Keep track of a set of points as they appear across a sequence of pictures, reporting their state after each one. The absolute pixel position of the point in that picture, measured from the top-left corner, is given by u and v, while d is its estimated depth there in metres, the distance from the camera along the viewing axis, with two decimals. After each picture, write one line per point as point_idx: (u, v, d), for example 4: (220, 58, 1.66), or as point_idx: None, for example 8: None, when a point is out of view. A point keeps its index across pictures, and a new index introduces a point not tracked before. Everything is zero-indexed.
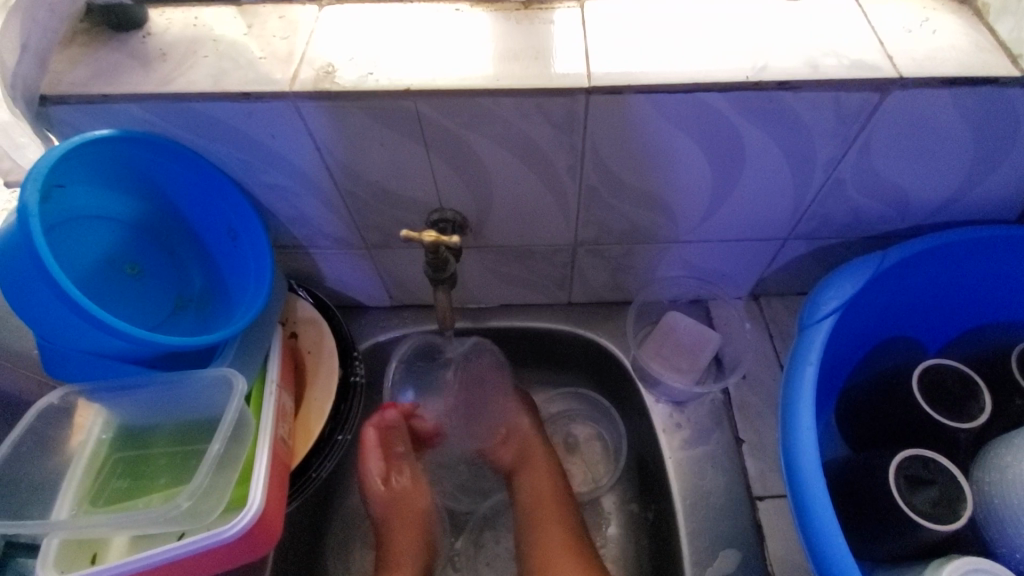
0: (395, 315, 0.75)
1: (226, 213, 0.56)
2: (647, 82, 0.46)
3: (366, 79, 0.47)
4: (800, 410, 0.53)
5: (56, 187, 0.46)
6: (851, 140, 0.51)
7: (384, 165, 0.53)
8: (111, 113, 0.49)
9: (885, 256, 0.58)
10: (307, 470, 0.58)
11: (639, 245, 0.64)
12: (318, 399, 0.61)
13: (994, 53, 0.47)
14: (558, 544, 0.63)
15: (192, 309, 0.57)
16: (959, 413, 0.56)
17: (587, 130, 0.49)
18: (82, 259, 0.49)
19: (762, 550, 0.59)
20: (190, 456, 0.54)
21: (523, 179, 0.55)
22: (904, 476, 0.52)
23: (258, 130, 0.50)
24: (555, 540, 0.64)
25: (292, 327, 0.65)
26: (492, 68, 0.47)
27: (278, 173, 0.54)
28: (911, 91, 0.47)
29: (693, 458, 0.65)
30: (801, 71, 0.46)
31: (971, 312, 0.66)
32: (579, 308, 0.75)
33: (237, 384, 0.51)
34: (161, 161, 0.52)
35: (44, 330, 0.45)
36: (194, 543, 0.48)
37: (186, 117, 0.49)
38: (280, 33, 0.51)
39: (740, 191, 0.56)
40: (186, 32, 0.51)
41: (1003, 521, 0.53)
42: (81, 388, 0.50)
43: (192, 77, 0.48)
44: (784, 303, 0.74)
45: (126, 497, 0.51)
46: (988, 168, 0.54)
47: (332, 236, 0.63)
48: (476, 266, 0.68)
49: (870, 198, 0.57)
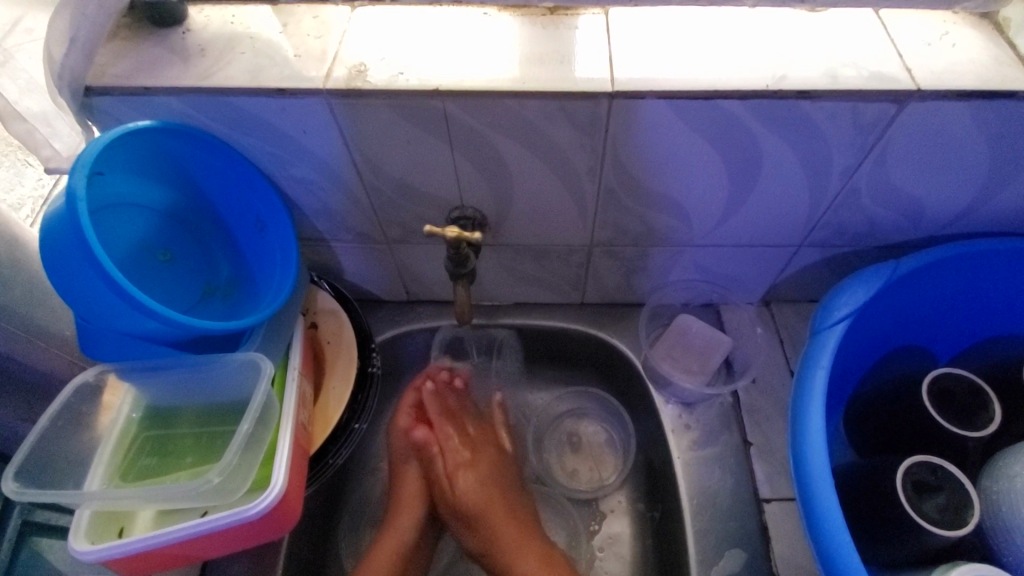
0: (411, 309, 0.76)
1: (254, 205, 0.58)
2: (668, 88, 0.47)
3: (397, 78, 0.49)
4: (810, 413, 0.54)
5: (99, 173, 0.48)
6: (867, 149, 0.52)
7: (409, 162, 0.55)
8: (151, 105, 0.51)
9: (897, 265, 0.59)
10: (324, 456, 0.60)
11: (654, 247, 0.66)
12: (337, 387, 0.63)
13: (1012, 67, 0.48)
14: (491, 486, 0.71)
15: (219, 297, 0.59)
16: (969, 422, 0.57)
17: (607, 133, 0.51)
18: (119, 243, 0.51)
19: (767, 552, 0.60)
20: (216, 436, 0.56)
21: (542, 180, 0.56)
22: (911, 482, 0.52)
23: (290, 125, 0.52)
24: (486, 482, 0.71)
25: (313, 317, 0.67)
26: (517, 70, 0.49)
27: (305, 167, 0.56)
28: (928, 103, 0.48)
29: (701, 460, 0.66)
30: (820, 81, 0.47)
31: (982, 323, 0.67)
32: (592, 308, 0.77)
33: (264, 367, 0.53)
34: (196, 151, 0.54)
35: (83, 310, 0.47)
36: (219, 520, 0.49)
37: (222, 110, 0.51)
38: (315, 32, 0.53)
39: (756, 197, 0.57)
40: (224, 28, 0.53)
41: (1010, 530, 0.54)
42: (115, 367, 0.53)
43: (229, 72, 0.50)
44: (795, 310, 0.75)
45: (154, 474, 0.53)
46: (1002, 181, 0.55)
47: (353, 231, 0.64)
48: (493, 264, 0.69)
49: (884, 207, 0.58)
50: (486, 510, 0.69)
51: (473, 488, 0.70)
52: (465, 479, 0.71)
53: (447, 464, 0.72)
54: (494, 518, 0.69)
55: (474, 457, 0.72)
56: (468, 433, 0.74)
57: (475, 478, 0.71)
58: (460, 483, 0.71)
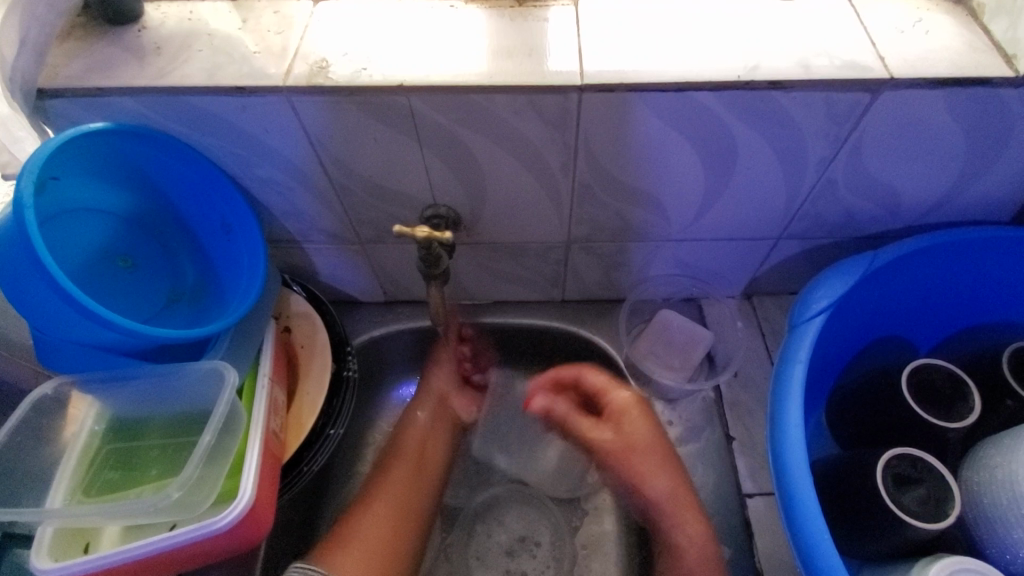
0: (389, 310, 0.75)
1: (220, 208, 0.56)
2: (639, 80, 0.46)
3: (360, 74, 0.47)
4: (789, 408, 0.53)
5: (51, 179, 0.46)
6: (843, 140, 0.51)
7: (378, 160, 0.54)
8: (104, 106, 0.49)
9: (875, 256, 0.58)
10: (298, 464, 0.59)
11: (632, 242, 0.65)
12: (311, 392, 0.62)
13: (987, 53, 0.48)
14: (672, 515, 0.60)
15: (185, 303, 0.57)
16: (949, 413, 0.56)
17: (580, 128, 0.50)
18: (75, 251, 0.50)
19: (751, 547, 0.59)
20: (182, 448, 0.54)
21: (516, 176, 0.55)
22: (891, 475, 0.52)
23: (252, 124, 0.50)
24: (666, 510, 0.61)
25: (286, 321, 0.65)
26: (485, 64, 0.48)
27: (270, 167, 0.55)
28: (902, 91, 0.47)
29: (684, 455, 0.66)
30: (793, 72, 0.46)
31: (962, 312, 0.67)
32: (572, 304, 0.76)
33: (228, 376, 0.51)
34: (155, 153, 0.52)
35: (38, 321, 0.45)
36: (185, 534, 0.48)
37: (179, 111, 0.49)
38: (275, 28, 0.51)
39: (733, 190, 0.57)
40: (181, 25, 0.51)
41: (991, 521, 0.54)
42: (74, 380, 0.51)
43: (185, 71, 0.48)
44: (776, 302, 0.74)
45: (118, 488, 0.52)
46: (979, 169, 0.54)
47: (325, 231, 0.63)
48: (470, 261, 0.68)
49: (862, 197, 0.58)
50: (669, 511, 0.60)
51: (670, 491, 0.61)
52: (649, 472, 0.62)
53: (635, 464, 0.63)
54: (686, 520, 0.59)
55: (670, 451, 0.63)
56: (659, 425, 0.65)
57: (670, 475, 0.61)
58: (658, 482, 0.61)
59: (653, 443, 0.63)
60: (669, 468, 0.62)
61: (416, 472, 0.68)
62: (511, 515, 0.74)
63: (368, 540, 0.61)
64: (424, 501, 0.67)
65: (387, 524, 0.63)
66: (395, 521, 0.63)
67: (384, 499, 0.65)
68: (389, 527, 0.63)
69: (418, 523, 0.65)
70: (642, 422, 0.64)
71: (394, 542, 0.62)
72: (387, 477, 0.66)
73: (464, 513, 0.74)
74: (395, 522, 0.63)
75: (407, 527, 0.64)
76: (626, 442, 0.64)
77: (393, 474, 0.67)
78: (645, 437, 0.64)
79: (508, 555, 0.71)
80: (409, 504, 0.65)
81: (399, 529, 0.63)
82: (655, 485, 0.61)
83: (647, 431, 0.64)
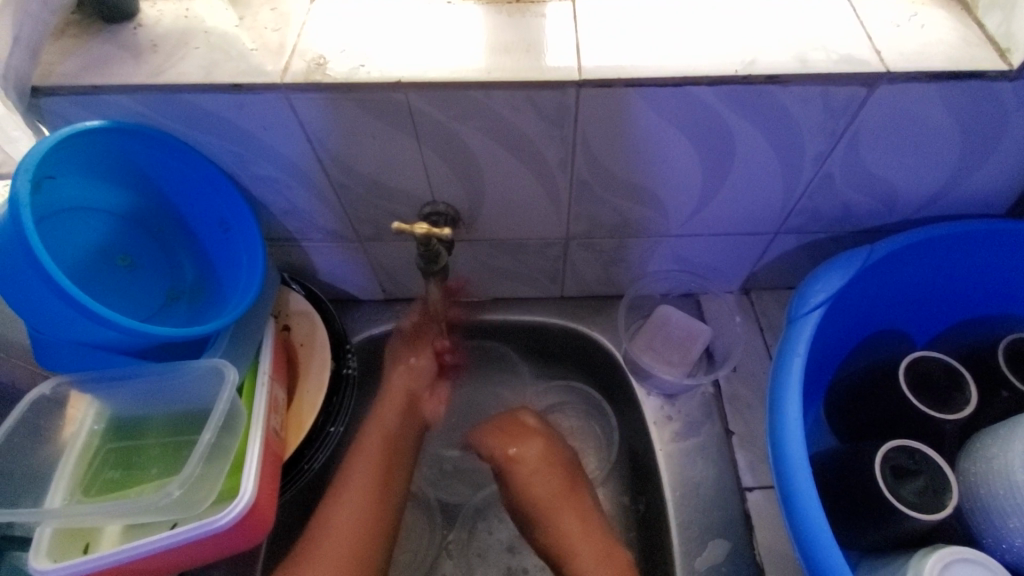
0: (388, 309, 0.75)
1: (218, 207, 0.56)
2: (637, 75, 0.46)
3: (358, 71, 0.47)
4: (788, 402, 0.54)
5: (48, 177, 0.46)
6: (839, 134, 0.51)
7: (375, 157, 0.54)
8: (101, 105, 0.49)
9: (872, 250, 0.59)
10: (298, 462, 0.59)
11: (630, 238, 0.65)
12: (310, 391, 0.62)
13: (982, 47, 0.48)
14: (578, 532, 0.64)
15: (184, 302, 0.57)
16: (947, 405, 0.57)
17: (578, 123, 0.50)
18: (73, 250, 0.50)
19: (750, 541, 0.60)
20: (182, 447, 0.55)
21: (515, 172, 0.55)
22: (889, 466, 0.52)
23: (249, 122, 0.50)
24: (573, 528, 0.64)
25: (284, 320, 0.65)
26: (483, 60, 0.48)
27: (268, 165, 0.55)
28: (898, 85, 0.47)
29: (683, 450, 0.66)
30: (790, 66, 0.47)
31: (957, 305, 0.67)
32: (571, 301, 0.76)
33: (227, 374, 0.51)
34: (152, 152, 0.52)
35: (36, 320, 0.45)
36: (187, 532, 0.48)
37: (177, 109, 0.49)
38: (272, 25, 0.51)
39: (730, 185, 0.57)
40: (177, 23, 0.51)
41: (988, 511, 0.54)
42: (73, 379, 0.51)
43: (182, 68, 0.48)
44: (774, 297, 0.75)
45: (118, 487, 0.52)
46: (974, 162, 0.55)
47: (324, 229, 0.63)
48: (469, 259, 0.68)
49: (858, 191, 0.58)
50: (585, 547, 0.63)
51: (579, 527, 0.64)
52: (558, 513, 0.65)
53: (540, 503, 0.65)
54: (596, 552, 0.62)
55: (579, 487, 0.67)
56: (565, 461, 0.68)
57: (578, 508, 0.65)
58: (566, 521, 0.64)
59: (558, 480, 0.67)
60: (580, 497, 0.66)
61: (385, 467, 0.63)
62: None
63: (340, 538, 0.58)
64: (397, 497, 0.63)
65: (359, 520, 0.60)
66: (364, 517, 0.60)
67: (350, 498, 0.60)
68: (357, 527, 0.59)
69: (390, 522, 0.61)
70: (541, 459, 0.68)
71: (364, 539, 0.59)
72: (352, 474, 0.62)
73: (465, 509, 0.74)
74: (364, 520, 0.60)
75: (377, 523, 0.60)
76: (529, 481, 0.67)
77: (356, 474, 0.62)
78: (549, 475, 0.67)
79: (509, 551, 0.71)
80: (382, 497, 0.61)
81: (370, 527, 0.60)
82: (564, 525, 0.64)
83: (547, 470, 0.67)
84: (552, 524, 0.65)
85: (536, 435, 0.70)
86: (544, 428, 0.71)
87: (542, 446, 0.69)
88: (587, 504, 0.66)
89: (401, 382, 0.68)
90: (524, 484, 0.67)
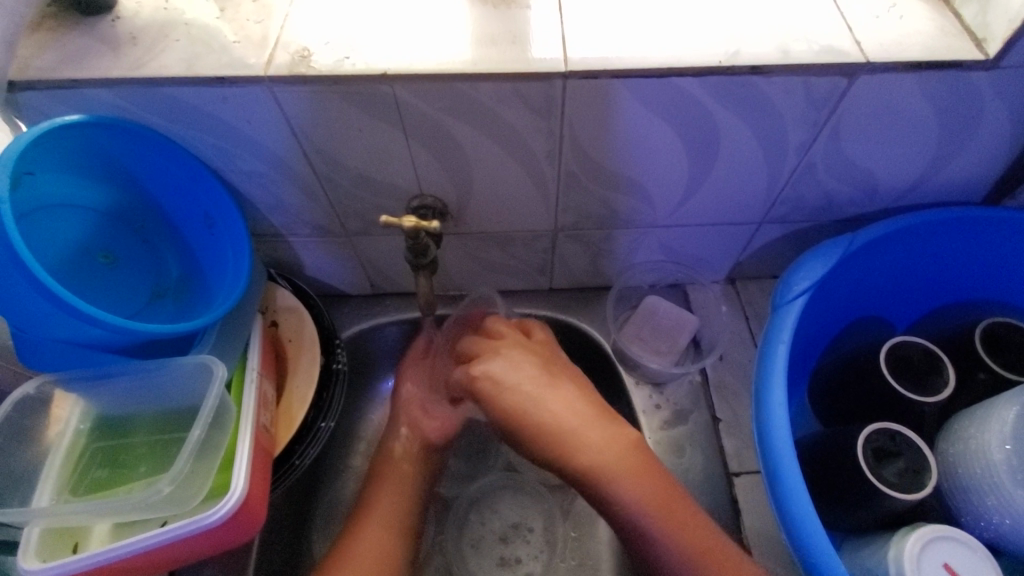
0: (376, 303, 0.75)
1: (202, 201, 0.55)
2: (622, 66, 0.46)
3: (343, 63, 0.47)
4: (774, 386, 0.55)
5: (27, 173, 0.45)
6: (821, 124, 0.52)
7: (361, 149, 0.53)
8: (80, 99, 0.48)
9: (854, 237, 0.60)
10: (289, 458, 0.59)
11: (617, 229, 0.65)
12: (300, 387, 0.61)
13: (958, 38, 0.49)
14: (561, 414, 0.58)
15: (169, 299, 0.56)
16: (927, 388, 0.58)
17: (565, 114, 0.50)
18: (54, 247, 0.49)
19: (738, 525, 0.61)
20: (171, 444, 0.54)
21: (503, 165, 0.55)
22: (871, 449, 0.54)
23: (232, 115, 0.49)
24: (572, 441, 0.57)
25: (272, 315, 0.65)
26: (468, 52, 0.48)
27: (252, 159, 0.54)
28: (878, 75, 0.48)
29: (671, 437, 0.67)
30: (772, 56, 0.47)
31: (934, 292, 0.69)
32: (559, 293, 0.76)
33: (216, 370, 0.51)
34: (133, 145, 0.51)
35: (18, 318, 0.44)
36: (177, 530, 0.48)
37: (157, 102, 0.48)
38: (255, 17, 0.50)
39: (716, 175, 0.57)
40: (157, 15, 0.50)
41: (965, 490, 0.56)
42: (56, 378, 0.50)
43: (164, 61, 0.47)
44: (758, 286, 0.76)
45: (106, 486, 0.51)
46: (952, 150, 0.56)
47: (310, 224, 0.62)
48: (457, 252, 0.68)
49: (840, 180, 0.59)
50: (589, 444, 0.57)
51: (598, 455, 0.56)
52: (570, 438, 0.57)
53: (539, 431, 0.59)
54: (611, 457, 0.56)
55: (586, 398, 0.60)
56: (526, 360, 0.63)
57: (605, 431, 0.57)
58: (561, 418, 0.58)
59: (559, 405, 0.59)
60: (567, 385, 0.61)
61: (399, 487, 0.64)
62: (505, 502, 0.74)
63: (365, 555, 0.57)
64: (411, 513, 0.63)
65: (382, 538, 0.59)
66: (386, 532, 0.60)
67: (371, 517, 0.60)
68: (379, 540, 0.58)
69: (408, 537, 0.61)
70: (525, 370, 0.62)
71: (386, 552, 0.58)
72: (373, 491, 0.63)
73: (459, 500, 0.74)
74: (387, 532, 0.60)
75: (394, 540, 0.59)
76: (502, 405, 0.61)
77: (380, 491, 0.63)
78: (558, 398, 0.59)
79: (502, 540, 0.72)
80: (392, 518, 0.61)
81: (390, 541, 0.59)
82: (586, 441, 0.57)
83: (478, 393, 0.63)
84: (569, 445, 0.57)
85: (503, 351, 0.64)
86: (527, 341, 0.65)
87: (506, 365, 0.62)
88: (595, 411, 0.59)
89: (406, 399, 0.70)
90: (507, 415, 0.61)
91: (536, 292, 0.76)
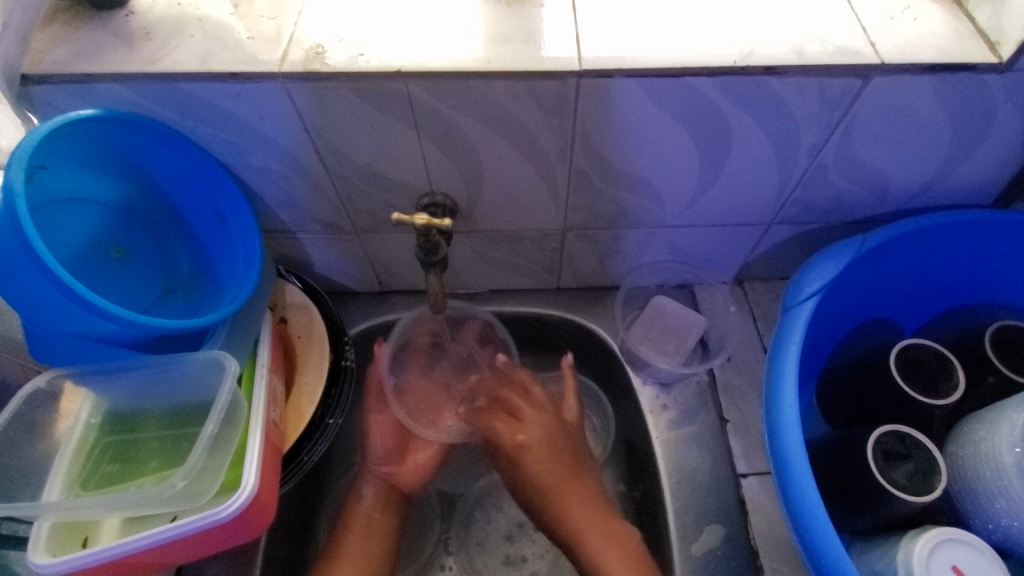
0: (384, 301, 0.75)
1: (213, 197, 0.56)
2: (635, 65, 0.46)
3: (357, 60, 0.47)
4: (784, 387, 0.55)
5: (40, 167, 0.45)
6: (834, 126, 0.52)
7: (372, 147, 0.53)
8: (94, 93, 0.48)
9: (865, 239, 0.60)
10: (298, 454, 0.58)
11: (625, 228, 0.65)
12: (309, 383, 0.61)
13: (972, 40, 0.49)
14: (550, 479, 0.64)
15: (180, 294, 0.56)
16: (936, 391, 0.58)
17: (577, 114, 0.50)
18: (66, 241, 0.49)
19: (746, 526, 0.61)
20: (182, 439, 0.54)
21: (513, 163, 0.55)
22: (880, 451, 0.54)
23: (246, 112, 0.49)
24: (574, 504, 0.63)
25: (281, 312, 0.65)
26: (481, 50, 0.47)
27: (264, 155, 0.54)
28: (892, 77, 0.48)
29: (679, 438, 0.67)
30: (786, 57, 0.47)
31: (942, 295, 0.69)
32: (567, 292, 0.76)
33: (228, 365, 0.51)
34: (146, 141, 0.51)
35: (31, 311, 0.44)
36: (189, 525, 0.48)
37: (172, 97, 0.48)
38: (268, 13, 0.50)
39: (727, 175, 0.57)
40: (171, 11, 0.50)
41: (974, 493, 0.56)
42: (68, 372, 0.50)
43: (178, 56, 0.47)
44: (766, 287, 0.76)
45: (117, 481, 0.51)
46: (963, 153, 0.56)
47: (320, 222, 0.63)
48: (466, 250, 0.68)
49: (852, 182, 0.59)
50: (572, 515, 0.62)
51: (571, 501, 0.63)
52: (565, 498, 0.63)
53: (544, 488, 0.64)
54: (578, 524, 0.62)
55: (555, 438, 0.66)
56: (546, 428, 0.67)
57: (555, 465, 0.65)
58: (536, 456, 0.65)
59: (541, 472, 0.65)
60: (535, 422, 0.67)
61: (367, 537, 0.66)
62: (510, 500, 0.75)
63: None
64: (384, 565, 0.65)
65: None
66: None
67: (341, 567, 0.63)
68: None
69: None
70: (545, 444, 0.66)
71: None
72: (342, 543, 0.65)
73: (465, 499, 0.74)
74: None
75: None
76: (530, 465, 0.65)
77: (347, 545, 0.65)
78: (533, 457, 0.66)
79: (508, 539, 0.72)
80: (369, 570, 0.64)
81: None
82: (569, 509, 0.62)
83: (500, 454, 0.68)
84: (557, 510, 0.63)
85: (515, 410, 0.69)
86: (554, 411, 0.69)
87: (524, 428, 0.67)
88: (561, 460, 0.65)
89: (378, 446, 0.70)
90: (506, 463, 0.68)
91: (544, 292, 0.76)
